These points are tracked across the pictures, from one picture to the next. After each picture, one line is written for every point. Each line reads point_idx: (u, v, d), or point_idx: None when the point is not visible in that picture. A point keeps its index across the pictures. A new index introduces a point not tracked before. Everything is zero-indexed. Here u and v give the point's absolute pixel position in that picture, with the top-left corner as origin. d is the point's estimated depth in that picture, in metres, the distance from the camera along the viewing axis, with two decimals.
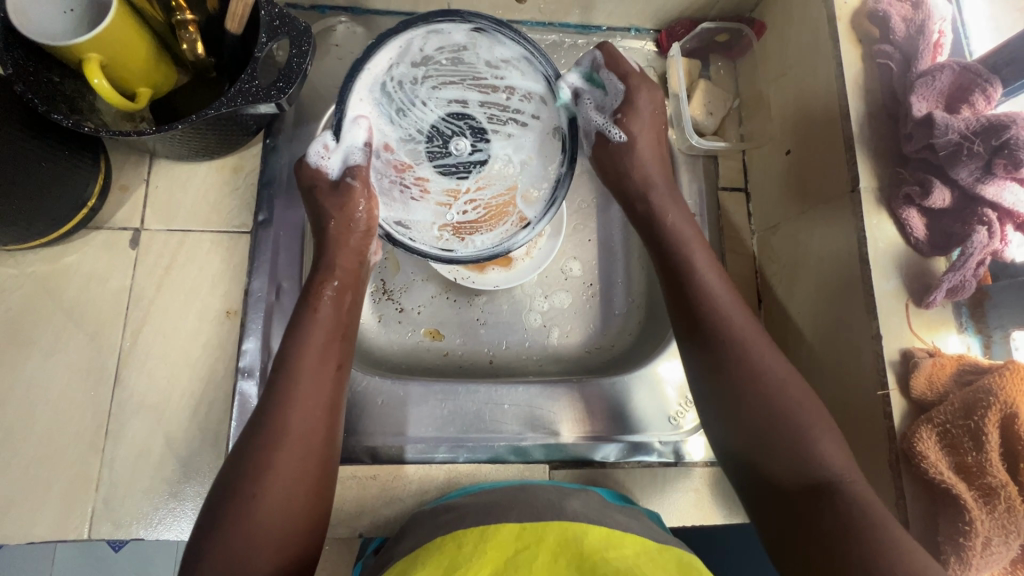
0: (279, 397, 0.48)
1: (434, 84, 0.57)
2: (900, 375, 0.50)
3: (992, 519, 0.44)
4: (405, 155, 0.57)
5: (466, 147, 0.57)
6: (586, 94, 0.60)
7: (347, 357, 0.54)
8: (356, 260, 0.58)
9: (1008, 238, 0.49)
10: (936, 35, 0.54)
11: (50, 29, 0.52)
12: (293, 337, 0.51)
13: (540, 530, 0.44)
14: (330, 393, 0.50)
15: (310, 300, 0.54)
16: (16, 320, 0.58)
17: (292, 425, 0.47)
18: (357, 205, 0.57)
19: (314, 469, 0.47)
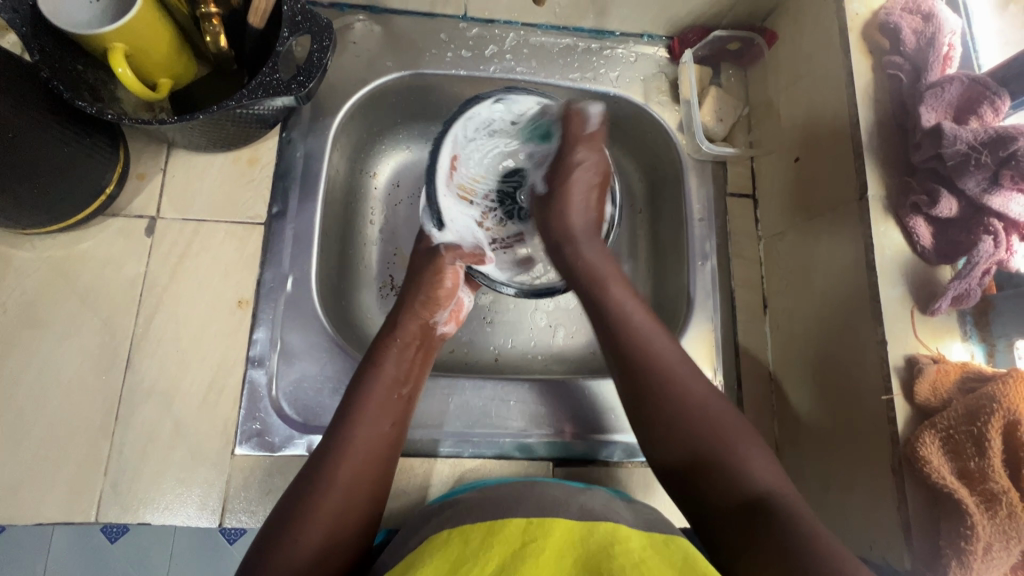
0: (338, 441, 0.50)
1: (483, 158, 0.64)
2: (904, 381, 0.50)
3: (993, 524, 0.44)
4: (492, 224, 0.66)
5: (531, 194, 0.67)
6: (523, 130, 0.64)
7: (405, 414, 0.55)
8: (420, 323, 0.61)
9: (1013, 248, 0.50)
10: (946, 48, 0.54)
11: (78, 21, 0.53)
12: (357, 389, 0.54)
13: (545, 529, 0.45)
14: (386, 445, 0.52)
15: (375, 354, 0.57)
16: (30, 302, 0.59)
17: (349, 466, 0.49)
18: (440, 275, 0.62)
19: (361, 509, 0.48)
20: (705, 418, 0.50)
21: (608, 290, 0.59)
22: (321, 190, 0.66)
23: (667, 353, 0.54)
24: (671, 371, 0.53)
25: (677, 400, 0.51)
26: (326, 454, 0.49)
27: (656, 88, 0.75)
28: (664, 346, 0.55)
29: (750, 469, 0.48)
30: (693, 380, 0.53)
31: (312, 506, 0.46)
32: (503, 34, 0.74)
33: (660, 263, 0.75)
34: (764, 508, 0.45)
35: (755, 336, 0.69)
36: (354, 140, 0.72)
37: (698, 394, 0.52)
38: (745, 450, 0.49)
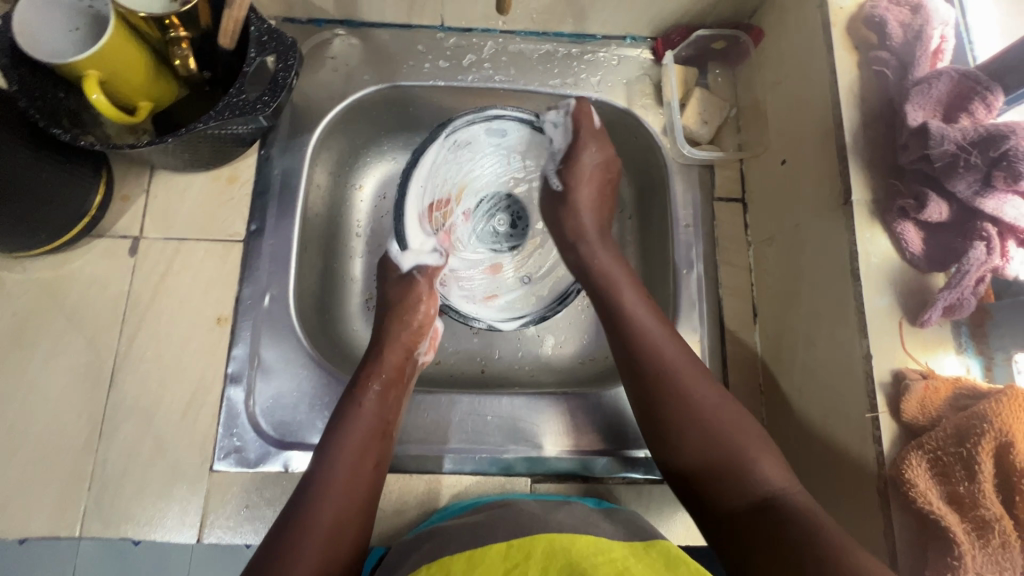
0: (317, 482, 0.48)
1: (456, 185, 0.67)
2: (891, 398, 0.47)
3: (985, 554, 0.41)
4: (473, 258, 0.69)
5: (503, 223, 0.71)
6: (498, 224, 0.71)
7: (386, 456, 0.54)
8: (402, 358, 0.59)
9: (1010, 254, 0.46)
10: (936, 41, 0.51)
11: (57, 48, 0.55)
12: (337, 427, 0.52)
13: (526, 547, 0.44)
14: (367, 488, 0.50)
15: (356, 392, 0.55)
16: (21, 322, 0.61)
17: (329, 505, 0.47)
18: (419, 305, 0.61)
19: (344, 556, 0.46)
20: (719, 421, 0.50)
21: (620, 286, 0.57)
22: (299, 205, 0.66)
23: (674, 355, 0.53)
24: (669, 365, 0.53)
25: (685, 403, 0.51)
26: (305, 495, 0.48)
27: (639, 91, 0.73)
28: (666, 343, 0.54)
29: (757, 474, 0.47)
30: (707, 390, 0.51)
31: (286, 558, 0.43)
32: (481, 43, 0.73)
33: (648, 270, 0.73)
34: (775, 508, 0.44)
35: (744, 346, 0.66)
36: (336, 156, 0.72)
37: (712, 406, 0.50)
38: (756, 455, 0.48)
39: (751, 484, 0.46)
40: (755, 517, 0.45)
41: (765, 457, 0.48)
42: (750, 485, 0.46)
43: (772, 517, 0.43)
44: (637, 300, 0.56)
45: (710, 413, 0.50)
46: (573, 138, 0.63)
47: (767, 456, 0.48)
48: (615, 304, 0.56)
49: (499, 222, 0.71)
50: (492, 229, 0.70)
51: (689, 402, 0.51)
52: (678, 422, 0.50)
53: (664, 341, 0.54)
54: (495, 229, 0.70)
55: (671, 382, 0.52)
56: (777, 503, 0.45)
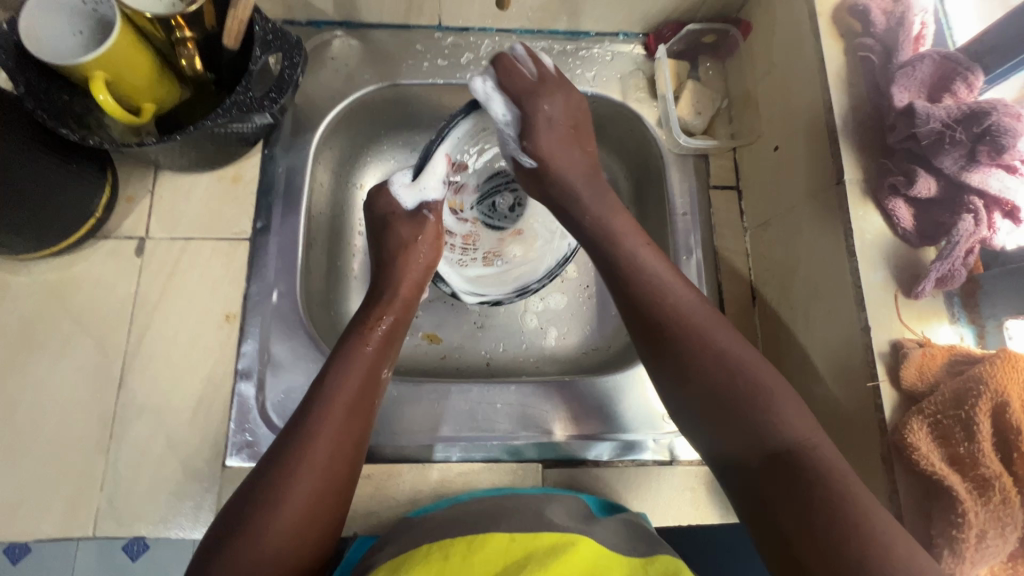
0: (321, 399, 0.48)
1: (491, 145, 0.66)
2: (890, 367, 0.49)
3: (986, 511, 0.42)
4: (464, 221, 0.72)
5: (506, 201, 0.73)
6: (500, 201, 0.73)
7: (381, 393, 0.54)
8: (411, 295, 0.60)
9: (996, 225, 0.48)
10: (917, 27, 0.54)
11: (61, 50, 0.56)
12: (336, 359, 0.52)
13: (532, 539, 0.45)
14: (363, 423, 0.50)
15: (358, 330, 0.55)
16: (28, 325, 0.61)
17: (327, 434, 0.47)
18: (421, 244, 0.63)
19: (339, 484, 0.47)
20: (723, 365, 0.49)
21: (623, 240, 0.55)
22: (304, 203, 0.67)
23: (691, 307, 0.52)
24: (687, 314, 0.52)
25: (703, 357, 0.49)
26: (305, 411, 0.48)
27: (634, 85, 0.75)
28: (684, 295, 0.53)
29: (782, 422, 0.46)
30: (726, 340, 0.50)
31: (280, 483, 0.44)
32: (478, 41, 0.75)
33: None
34: (791, 458, 0.44)
35: (744, 328, 0.68)
36: (338, 154, 0.73)
37: (736, 353, 0.49)
38: (778, 402, 0.47)
39: (779, 427, 0.46)
40: (769, 466, 0.45)
41: (789, 409, 0.46)
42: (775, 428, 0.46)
43: (785, 467, 0.44)
44: (651, 257, 0.55)
45: (727, 359, 0.49)
46: (540, 83, 0.59)
47: (790, 408, 0.46)
48: (621, 253, 0.55)
49: (503, 199, 0.73)
50: (494, 202, 0.73)
51: (706, 350, 0.49)
52: (692, 366, 0.49)
53: (681, 295, 0.52)
54: (495, 203, 0.73)
55: (685, 331, 0.50)
56: (792, 453, 0.44)
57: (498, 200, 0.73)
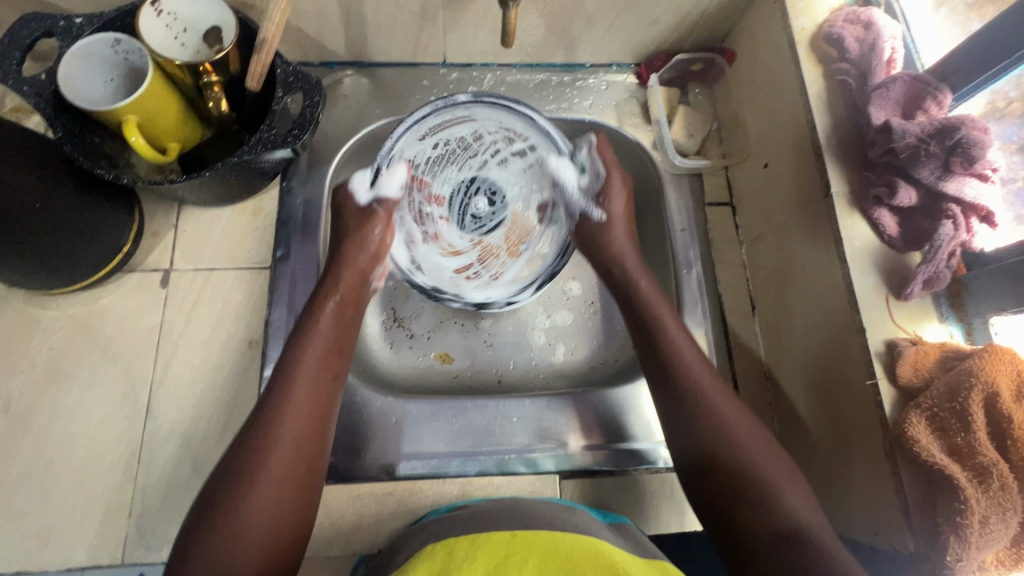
0: (279, 389, 0.50)
1: (432, 178, 0.66)
2: (886, 364, 0.52)
3: (987, 498, 0.45)
4: (470, 245, 0.68)
5: (483, 205, 0.68)
6: (478, 208, 0.68)
7: (343, 368, 0.55)
8: (360, 274, 0.60)
9: (974, 229, 0.52)
10: (888, 53, 0.59)
11: (94, 95, 0.59)
12: (295, 339, 0.54)
13: (529, 539, 0.43)
14: (325, 398, 0.52)
15: (314, 309, 0.56)
16: (56, 357, 0.63)
17: (291, 415, 0.49)
18: (374, 232, 0.62)
19: (308, 463, 0.49)
20: (752, 440, 0.51)
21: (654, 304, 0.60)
22: (321, 231, 0.70)
23: (700, 372, 0.55)
24: (702, 387, 0.54)
25: (713, 426, 0.52)
26: (271, 388, 0.50)
27: (628, 111, 0.80)
28: (691, 354, 0.56)
29: (785, 503, 0.47)
30: (728, 406, 0.53)
31: (250, 466, 0.46)
32: (481, 76, 0.79)
33: (649, 274, 0.77)
34: (801, 542, 0.45)
35: (746, 336, 0.71)
36: None
37: (734, 421, 0.52)
38: (780, 483, 0.48)
39: (784, 508, 0.47)
40: (779, 547, 0.45)
41: (793, 490, 0.48)
42: (783, 507, 0.47)
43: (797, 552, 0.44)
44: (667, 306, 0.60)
45: (730, 419, 0.52)
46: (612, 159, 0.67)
47: (794, 488, 0.48)
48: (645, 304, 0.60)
49: (480, 204, 0.68)
50: (477, 216, 0.68)
51: (713, 414, 0.52)
52: (705, 416, 0.52)
53: (694, 356, 0.56)
54: (478, 215, 0.68)
55: (685, 379, 0.55)
56: (803, 536, 0.45)
57: (476, 213, 0.68)
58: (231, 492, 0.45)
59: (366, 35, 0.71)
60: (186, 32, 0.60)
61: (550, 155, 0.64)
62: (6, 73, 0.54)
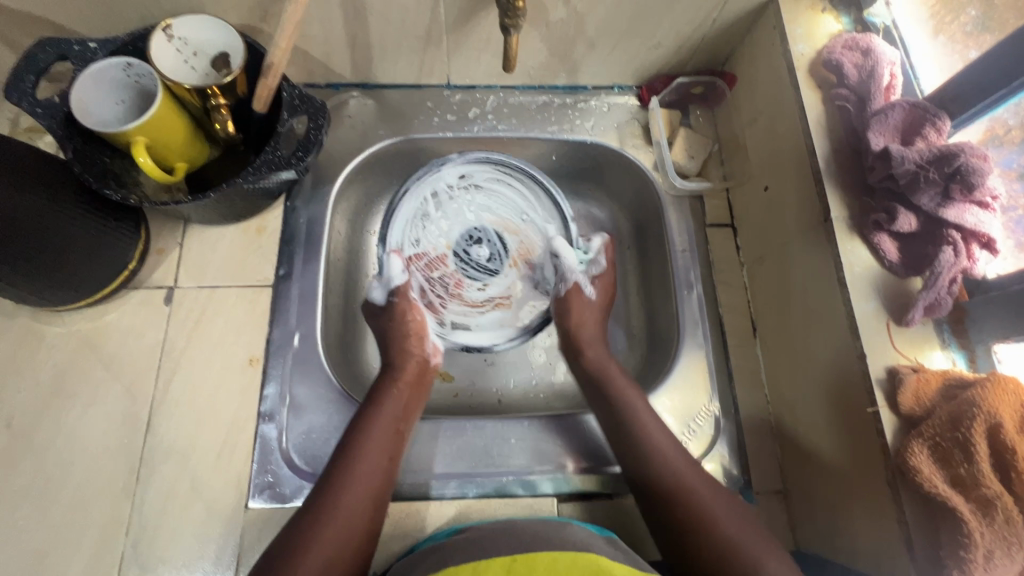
0: (341, 472, 0.52)
1: (456, 275, 0.74)
2: (887, 391, 0.52)
3: (992, 531, 0.44)
4: (513, 270, 0.74)
5: (480, 251, 0.75)
6: (479, 253, 0.75)
7: (400, 450, 0.57)
8: (420, 364, 0.65)
9: (975, 256, 0.52)
10: (888, 78, 0.59)
11: (104, 117, 0.61)
12: (358, 422, 0.57)
13: (529, 563, 0.43)
14: (380, 477, 0.54)
15: (377, 393, 0.60)
16: (60, 373, 0.64)
17: (350, 493, 0.51)
18: (409, 318, 0.67)
19: (357, 544, 0.50)
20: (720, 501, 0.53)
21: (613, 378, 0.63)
22: (324, 251, 0.71)
23: (657, 432, 0.58)
24: (660, 446, 0.57)
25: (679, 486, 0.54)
26: (334, 465, 0.53)
27: (630, 132, 0.80)
28: (638, 402, 0.61)
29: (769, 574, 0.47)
30: (682, 460, 0.56)
31: (305, 538, 0.47)
32: (484, 97, 0.80)
33: (650, 296, 0.77)
34: None
35: (747, 358, 0.71)
36: (355, 204, 0.77)
37: (686, 470, 0.55)
38: (761, 555, 0.48)
39: None
40: None
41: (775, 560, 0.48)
42: None
43: None
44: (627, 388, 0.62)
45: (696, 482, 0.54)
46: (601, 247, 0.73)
47: (777, 560, 0.48)
48: (604, 373, 0.64)
49: (481, 251, 0.75)
50: (490, 262, 0.74)
51: (669, 462, 0.56)
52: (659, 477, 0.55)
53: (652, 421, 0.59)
54: (488, 258, 0.75)
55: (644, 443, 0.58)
56: None
57: (486, 261, 0.74)
58: (282, 563, 0.45)
59: (372, 58, 0.73)
60: (196, 56, 0.62)
61: (483, 179, 0.75)
62: (21, 96, 0.55)
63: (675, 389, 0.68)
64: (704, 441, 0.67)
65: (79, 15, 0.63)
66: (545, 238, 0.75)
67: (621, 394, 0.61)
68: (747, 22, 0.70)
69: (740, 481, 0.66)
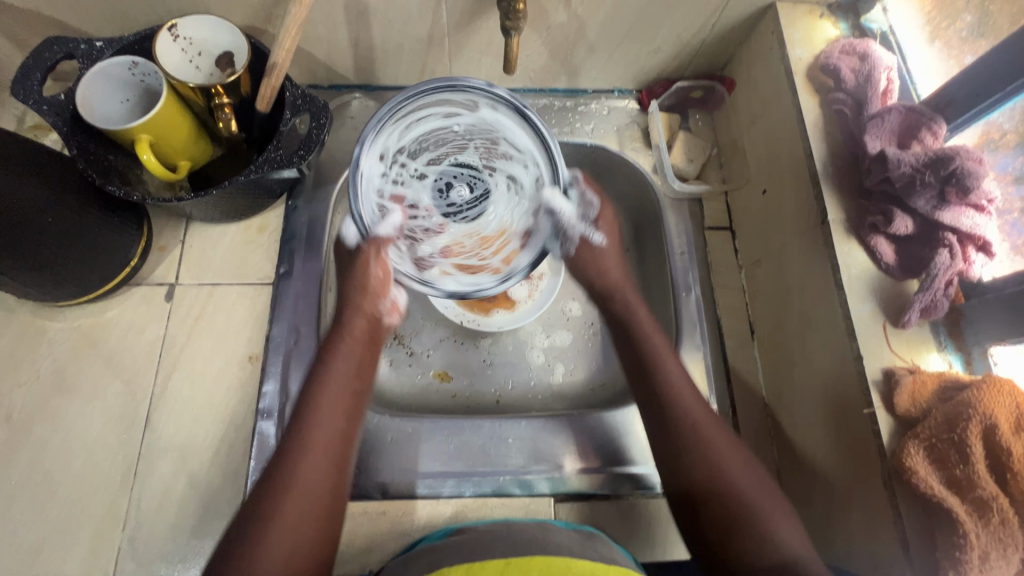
0: (295, 441, 0.51)
1: (468, 227, 0.64)
2: (883, 394, 0.52)
3: (988, 533, 0.44)
4: (501, 184, 0.65)
5: (460, 194, 0.65)
6: (460, 196, 0.65)
7: (359, 411, 0.55)
8: (369, 317, 0.60)
9: (971, 258, 0.52)
10: (884, 83, 0.60)
11: (110, 115, 0.62)
12: (312, 385, 0.54)
13: (524, 563, 0.43)
14: (339, 442, 0.52)
15: (327, 353, 0.57)
16: (60, 369, 0.64)
17: (308, 464, 0.50)
18: (372, 270, 0.58)
19: (322, 511, 0.49)
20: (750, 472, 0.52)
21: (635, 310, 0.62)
22: (325, 249, 0.71)
23: (704, 419, 0.55)
24: (698, 422, 0.55)
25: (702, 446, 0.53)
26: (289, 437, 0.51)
27: (629, 136, 0.81)
28: (677, 377, 0.57)
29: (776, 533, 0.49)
30: (699, 409, 0.56)
31: (266, 516, 0.47)
32: None
33: (649, 297, 0.77)
34: None
35: (744, 360, 0.71)
36: None
37: (731, 459, 0.53)
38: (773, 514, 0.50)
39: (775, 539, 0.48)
40: None
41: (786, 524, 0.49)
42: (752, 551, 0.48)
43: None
44: (640, 304, 0.63)
45: (726, 454, 0.53)
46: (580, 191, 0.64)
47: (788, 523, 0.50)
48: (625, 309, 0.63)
49: (460, 193, 0.66)
50: (475, 197, 0.66)
51: (699, 430, 0.54)
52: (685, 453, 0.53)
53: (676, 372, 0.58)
54: (469, 194, 0.66)
55: (679, 409, 0.55)
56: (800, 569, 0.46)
57: (472, 198, 0.66)
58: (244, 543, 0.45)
59: (374, 60, 0.73)
60: (200, 56, 0.63)
61: (415, 130, 0.61)
62: (28, 93, 0.56)
63: None
64: None
65: (86, 15, 0.64)
66: (507, 134, 0.62)
67: (660, 371, 0.57)
68: (746, 28, 0.71)
69: None
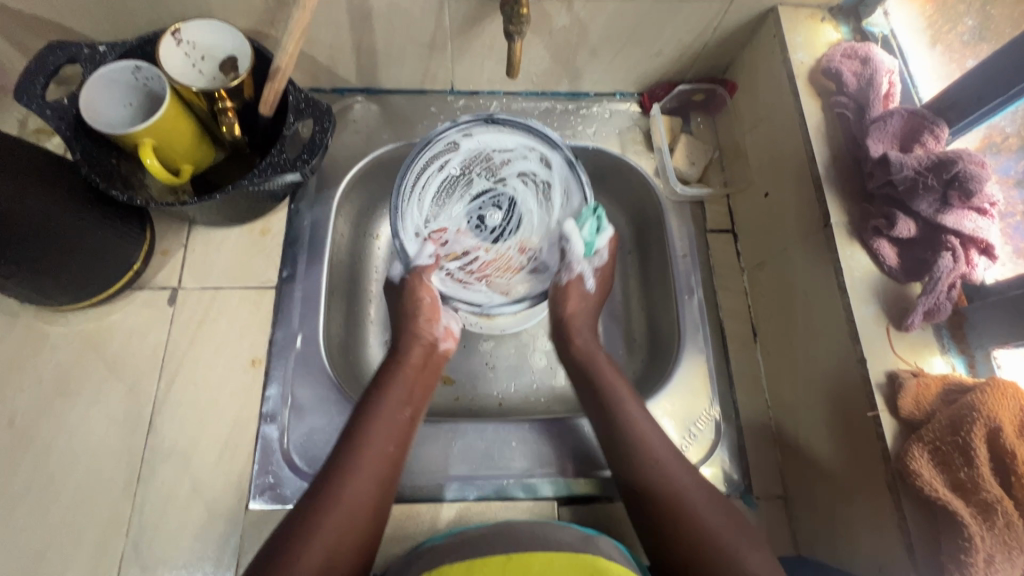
0: (342, 454, 0.52)
1: (524, 235, 0.68)
2: (888, 396, 0.52)
3: (992, 536, 0.44)
4: (519, 185, 0.69)
5: (492, 220, 0.69)
6: (492, 221, 0.69)
7: (409, 438, 0.57)
8: (425, 350, 0.63)
9: (974, 262, 0.52)
10: (886, 86, 0.60)
11: (113, 119, 0.62)
12: (366, 406, 0.57)
13: (525, 560, 0.43)
14: (388, 464, 0.54)
15: (385, 377, 0.59)
16: (62, 373, 0.64)
17: (354, 480, 0.51)
18: (423, 297, 0.63)
19: (361, 527, 0.50)
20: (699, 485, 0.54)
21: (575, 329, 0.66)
22: (327, 253, 0.71)
23: (661, 447, 0.57)
24: (647, 441, 0.57)
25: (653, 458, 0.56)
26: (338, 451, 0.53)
27: (631, 139, 0.81)
28: (625, 393, 0.60)
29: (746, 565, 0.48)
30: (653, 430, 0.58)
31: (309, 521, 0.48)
32: (487, 103, 0.81)
33: (651, 300, 0.77)
34: None
35: (748, 363, 0.71)
36: (358, 206, 0.77)
37: (686, 485, 0.54)
38: (744, 549, 0.49)
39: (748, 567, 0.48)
40: None
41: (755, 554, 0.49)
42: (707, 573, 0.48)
43: None
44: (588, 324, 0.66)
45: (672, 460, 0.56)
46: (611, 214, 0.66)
47: (756, 553, 0.49)
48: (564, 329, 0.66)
49: (491, 219, 0.69)
50: (504, 212, 0.69)
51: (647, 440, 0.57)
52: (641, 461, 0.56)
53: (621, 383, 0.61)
54: (497, 214, 0.69)
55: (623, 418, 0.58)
56: None
57: (502, 217, 0.69)
58: (283, 546, 0.46)
59: (377, 63, 0.74)
60: (204, 60, 0.63)
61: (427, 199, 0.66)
62: (31, 98, 0.56)
63: (676, 395, 0.68)
64: (704, 446, 0.66)
65: (88, 19, 0.64)
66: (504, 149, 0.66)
67: (621, 409, 0.59)
68: (748, 31, 0.71)
69: (740, 486, 0.66)
